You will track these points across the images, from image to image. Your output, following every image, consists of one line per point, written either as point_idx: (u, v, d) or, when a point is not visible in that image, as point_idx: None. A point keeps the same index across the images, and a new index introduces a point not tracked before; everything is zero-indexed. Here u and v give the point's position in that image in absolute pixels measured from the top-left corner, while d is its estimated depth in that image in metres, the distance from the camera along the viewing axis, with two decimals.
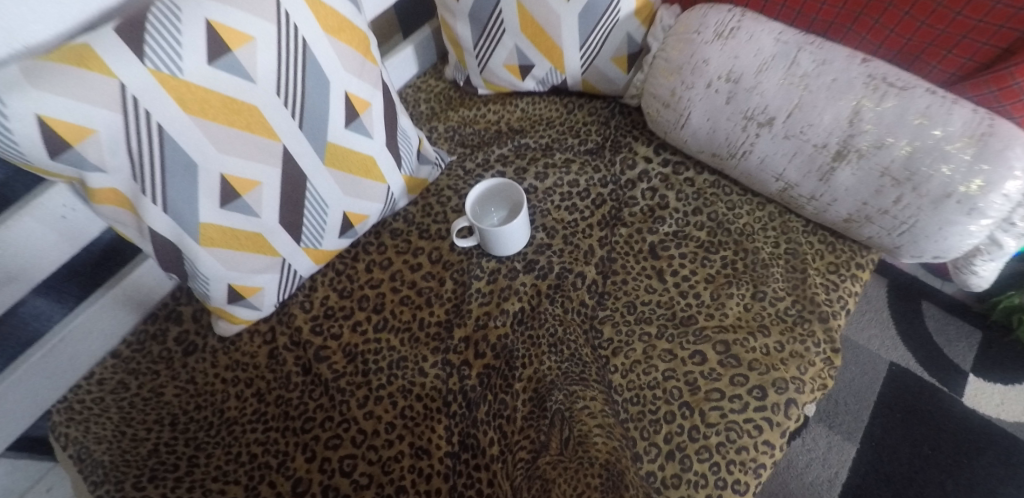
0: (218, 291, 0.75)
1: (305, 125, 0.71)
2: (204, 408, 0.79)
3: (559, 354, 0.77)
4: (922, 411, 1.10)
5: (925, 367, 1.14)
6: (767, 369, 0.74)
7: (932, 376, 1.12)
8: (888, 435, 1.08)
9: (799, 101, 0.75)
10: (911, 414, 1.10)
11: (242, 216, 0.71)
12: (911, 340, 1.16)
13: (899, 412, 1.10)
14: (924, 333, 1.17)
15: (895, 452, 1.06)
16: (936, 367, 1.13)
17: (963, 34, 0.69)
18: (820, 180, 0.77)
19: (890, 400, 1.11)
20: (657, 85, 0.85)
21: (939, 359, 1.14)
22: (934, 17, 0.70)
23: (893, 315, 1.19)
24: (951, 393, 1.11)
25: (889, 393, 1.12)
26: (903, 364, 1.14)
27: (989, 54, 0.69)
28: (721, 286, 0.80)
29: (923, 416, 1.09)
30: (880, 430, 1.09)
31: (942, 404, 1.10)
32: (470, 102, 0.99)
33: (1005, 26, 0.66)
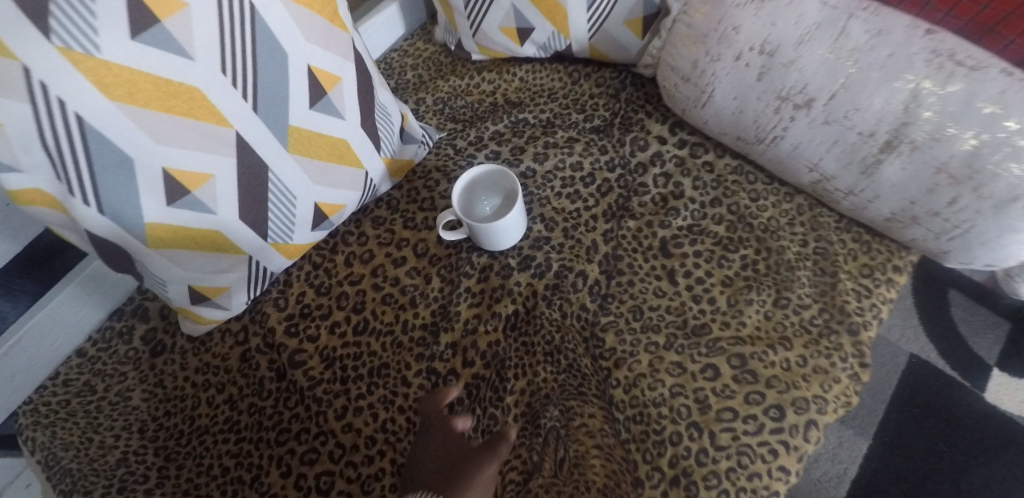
0: (177, 292, 0.68)
1: (261, 108, 0.61)
2: (175, 415, 0.73)
3: (555, 364, 0.70)
4: (941, 405, 1.02)
5: (947, 361, 1.05)
6: (787, 387, 0.66)
7: (954, 371, 1.04)
8: (903, 430, 1.01)
9: (846, 80, 0.63)
10: (929, 409, 1.02)
11: (196, 213, 0.62)
12: (938, 339, 1.07)
13: (917, 406, 1.02)
14: (949, 324, 1.08)
15: (910, 448, 0.99)
16: (959, 362, 1.05)
17: None
18: (861, 174, 0.67)
19: (908, 394, 1.04)
20: (675, 54, 0.74)
21: (964, 353, 1.06)
22: None
23: (922, 310, 1.10)
24: (974, 388, 1.03)
25: (907, 387, 1.04)
26: (924, 356, 1.06)
27: None
28: (740, 291, 0.71)
29: (942, 412, 1.02)
30: (896, 424, 1.02)
31: (960, 399, 1.02)
32: (462, 69, 0.90)
33: None
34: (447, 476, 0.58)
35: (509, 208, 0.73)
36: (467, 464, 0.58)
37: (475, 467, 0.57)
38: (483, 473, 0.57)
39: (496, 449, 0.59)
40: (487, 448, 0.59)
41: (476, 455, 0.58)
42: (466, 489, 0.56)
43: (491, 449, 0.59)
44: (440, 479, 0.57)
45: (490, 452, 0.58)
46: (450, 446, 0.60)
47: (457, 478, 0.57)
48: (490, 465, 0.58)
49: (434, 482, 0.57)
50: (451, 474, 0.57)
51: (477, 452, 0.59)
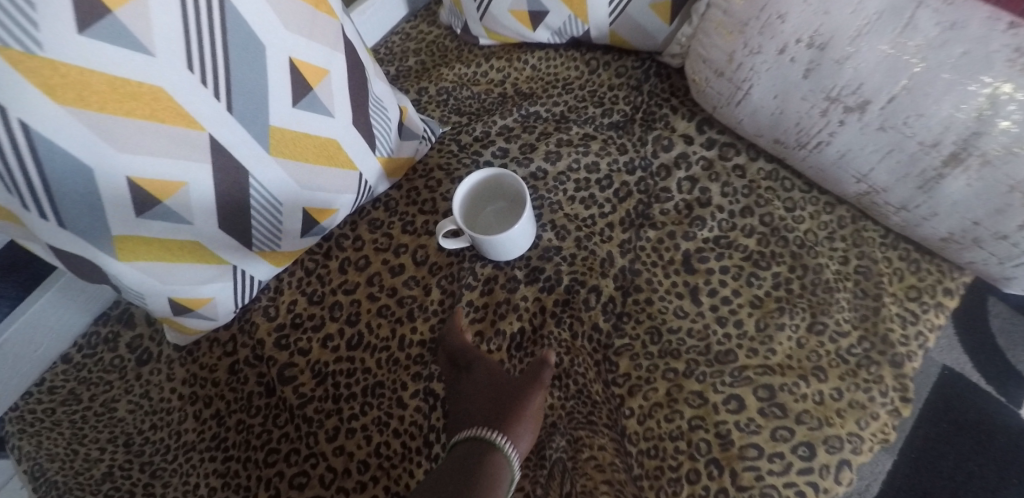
0: (157, 304, 0.63)
1: (237, 108, 0.54)
2: (161, 429, 0.69)
3: (564, 389, 0.64)
4: (975, 421, 0.87)
5: (983, 374, 0.91)
6: (818, 424, 0.59)
7: (989, 384, 0.90)
8: (931, 446, 0.85)
9: (909, 82, 0.54)
10: (961, 425, 0.87)
11: (169, 224, 0.57)
12: (972, 350, 0.93)
13: (948, 422, 0.87)
14: (986, 333, 0.94)
15: (938, 465, 0.84)
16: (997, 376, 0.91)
17: None
18: (918, 188, 0.59)
19: (938, 409, 0.88)
20: (708, 44, 0.65)
21: (1002, 365, 0.91)
22: None
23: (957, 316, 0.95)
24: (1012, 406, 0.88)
25: (938, 402, 0.89)
26: (958, 368, 0.91)
27: None
28: (771, 313, 0.64)
29: (976, 431, 0.86)
30: (923, 440, 0.86)
31: (1000, 416, 0.87)
32: (469, 54, 0.83)
33: None
34: (496, 406, 0.56)
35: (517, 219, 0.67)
36: (516, 392, 0.57)
37: (523, 395, 0.56)
38: (532, 399, 0.56)
39: (542, 375, 0.57)
40: (532, 375, 0.57)
41: (521, 383, 0.57)
42: (519, 415, 0.55)
43: (535, 376, 0.57)
44: (491, 409, 0.56)
45: (535, 379, 0.57)
46: (493, 376, 0.59)
47: (508, 407, 0.55)
48: (538, 392, 0.57)
49: (485, 413, 0.56)
50: (500, 404, 0.56)
51: (521, 381, 0.57)
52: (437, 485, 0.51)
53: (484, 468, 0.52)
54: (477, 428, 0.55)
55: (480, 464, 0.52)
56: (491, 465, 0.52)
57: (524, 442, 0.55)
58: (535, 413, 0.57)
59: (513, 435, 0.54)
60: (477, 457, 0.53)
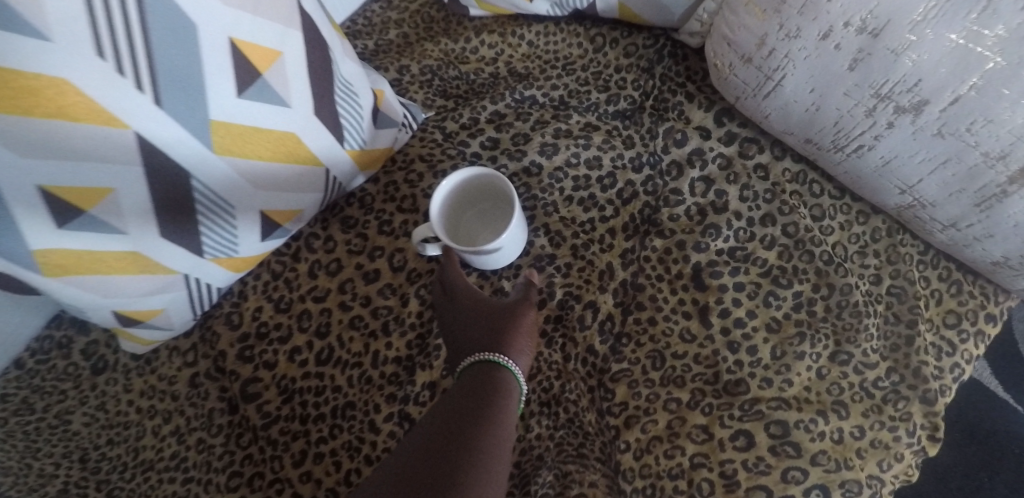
0: (101, 317, 0.57)
1: (166, 100, 0.45)
2: (118, 445, 0.63)
3: (553, 418, 0.57)
4: (987, 428, 0.77)
5: (1004, 380, 0.80)
6: (836, 467, 0.52)
7: (1008, 391, 0.79)
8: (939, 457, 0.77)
9: (980, 81, 0.44)
10: (973, 432, 0.77)
11: (99, 234, 0.50)
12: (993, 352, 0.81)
13: (959, 431, 0.78)
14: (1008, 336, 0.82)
15: (945, 475, 0.76)
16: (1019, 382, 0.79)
17: None
18: (974, 205, 0.50)
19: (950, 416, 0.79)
20: (735, 23, 0.55)
21: None
22: None
23: None
24: None
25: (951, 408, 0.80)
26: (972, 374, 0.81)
27: None
28: (788, 340, 0.57)
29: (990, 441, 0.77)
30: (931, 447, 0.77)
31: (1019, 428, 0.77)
32: (459, 27, 0.73)
33: None
34: (491, 329, 0.53)
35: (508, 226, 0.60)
36: (509, 315, 0.54)
37: (515, 314, 0.54)
38: (525, 318, 0.55)
39: (529, 295, 0.56)
40: (519, 297, 0.56)
41: (512, 305, 0.55)
42: (516, 335, 0.53)
43: (525, 298, 0.56)
44: (487, 334, 0.53)
45: (525, 300, 0.56)
46: (480, 303, 0.56)
47: (503, 327, 0.53)
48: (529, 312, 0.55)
49: (481, 339, 0.53)
50: (495, 327, 0.53)
51: (510, 305, 0.55)
52: (448, 410, 0.47)
53: (496, 382, 0.50)
54: (479, 352, 0.52)
55: (487, 384, 0.49)
56: (498, 383, 0.50)
57: (524, 360, 0.53)
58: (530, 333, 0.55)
59: (514, 352, 0.52)
60: (483, 379, 0.50)
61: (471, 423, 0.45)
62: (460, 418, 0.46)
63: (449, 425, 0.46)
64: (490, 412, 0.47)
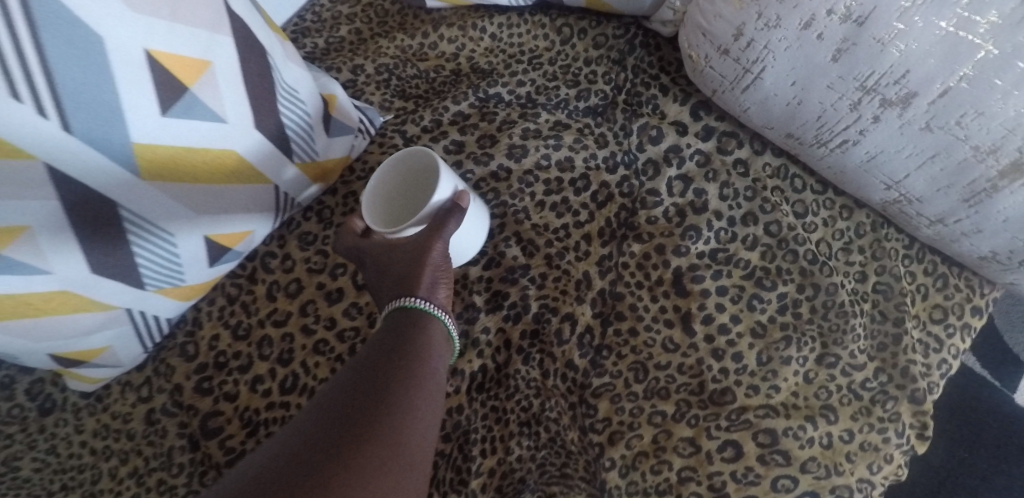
0: (36, 360, 0.52)
1: (76, 126, 0.40)
2: (74, 490, 0.59)
3: (534, 438, 0.55)
4: (966, 406, 0.80)
5: (979, 357, 0.82)
6: (826, 473, 0.51)
7: (985, 368, 0.81)
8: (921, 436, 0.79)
9: (971, 72, 0.41)
10: (952, 411, 0.80)
11: (19, 277, 0.44)
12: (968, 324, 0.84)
13: (941, 410, 0.80)
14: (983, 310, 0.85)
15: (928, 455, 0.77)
16: (991, 355, 0.82)
17: None
18: (963, 201, 0.47)
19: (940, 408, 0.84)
20: (710, 13, 0.51)
21: (1000, 349, 0.82)
22: None
23: None
24: (1004, 388, 0.80)
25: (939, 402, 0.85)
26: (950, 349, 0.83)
27: None
28: (775, 345, 0.54)
29: (974, 420, 0.79)
30: None
31: (994, 402, 0.79)
32: (416, 21, 0.68)
33: None
34: (405, 268, 0.48)
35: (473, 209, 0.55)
36: (424, 253, 0.48)
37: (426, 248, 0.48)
38: (440, 254, 0.48)
39: (446, 225, 0.49)
40: (432, 224, 0.49)
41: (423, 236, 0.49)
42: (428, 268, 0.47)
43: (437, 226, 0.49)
44: (402, 275, 0.48)
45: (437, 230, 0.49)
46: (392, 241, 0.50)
47: (415, 264, 0.48)
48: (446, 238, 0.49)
49: (397, 284, 0.48)
50: (407, 271, 0.48)
51: (421, 242, 0.48)
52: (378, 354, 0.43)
53: (415, 324, 0.45)
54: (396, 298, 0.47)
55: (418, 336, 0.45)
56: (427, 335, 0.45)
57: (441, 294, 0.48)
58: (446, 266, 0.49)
59: (429, 292, 0.47)
60: (413, 329, 0.45)
61: (400, 367, 0.42)
62: (389, 359, 0.43)
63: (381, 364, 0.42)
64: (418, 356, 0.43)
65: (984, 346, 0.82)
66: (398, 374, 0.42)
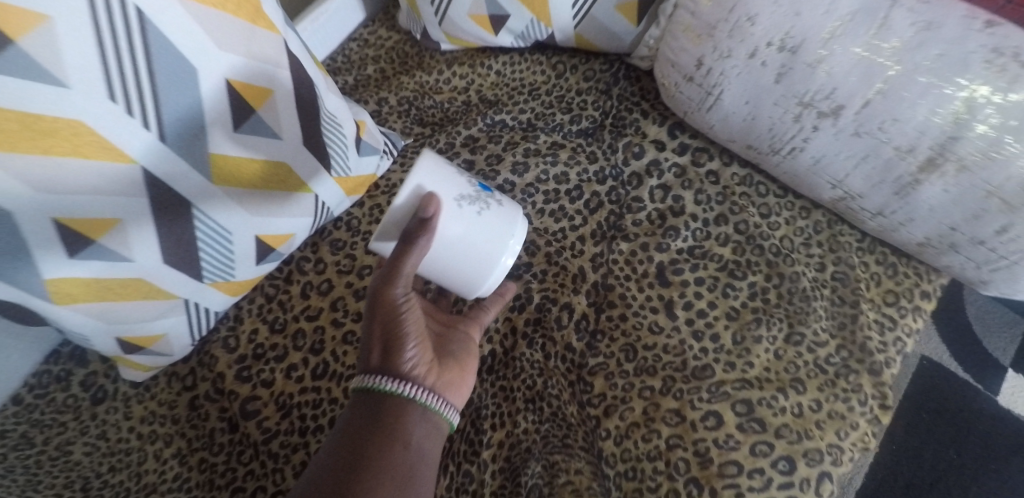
0: (104, 344, 0.59)
1: (169, 136, 0.51)
2: (120, 471, 0.65)
3: (538, 412, 0.62)
4: (950, 409, 0.98)
5: (960, 363, 1.02)
6: (798, 437, 0.58)
7: (967, 373, 1.01)
8: (912, 437, 0.97)
9: (884, 86, 0.52)
10: (938, 415, 0.98)
11: (104, 262, 0.53)
12: (947, 334, 1.04)
13: (927, 412, 0.99)
14: (962, 323, 1.05)
15: (919, 455, 0.96)
16: (971, 362, 1.02)
17: None
18: (895, 194, 0.57)
19: (915, 401, 1.00)
20: (677, 48, 0.62)
21: (973, 357, 1.02)
22: None
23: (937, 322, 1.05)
24: (985, 390, 1.00)
25: (914, 393, 1.00)
26: (936, 358, 1.02)
27: None
28: (748, 325, 0.62)
29: (954, 418, 0.98)
30: (905, 430, 0.98)
31: (972, 402, 0.99)
32: (430, 61, 0.79)
33: None
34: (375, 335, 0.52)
35: (484, 219, 0.58)
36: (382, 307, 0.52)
37: (388, 313, 0.52)
38: (400, 297, 0.52)
39: (401, 271, 0.52)
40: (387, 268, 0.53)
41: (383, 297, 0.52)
42: (392, 337, 0.51)
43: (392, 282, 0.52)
44: (373, 343, 0.52)
45: (391, 290, 0.52)
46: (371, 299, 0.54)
47: (382, 335, 0.52)
48: (404, 276, 0.52)
49: (369, 353, 0.52)
50: (376, 337, 0.52)
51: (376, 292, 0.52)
52: (357, 445, 0.48)
53: (385, 410, 0.50)
54: (365, 373, 0.51)
55: (391, 430, 0.49)
56: (399, 427, 0.49)
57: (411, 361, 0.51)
58: (412, 326, 0.52)
59: (394, 362, 0.51)
60: (388, 418, 0.49)
61: (367, 469, 0.47)
62: (362, 455, 0.48)
63: (353, 459, 0.47)
64: (384, 456, 0.48)
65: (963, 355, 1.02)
66: (364, 474, 0.47)
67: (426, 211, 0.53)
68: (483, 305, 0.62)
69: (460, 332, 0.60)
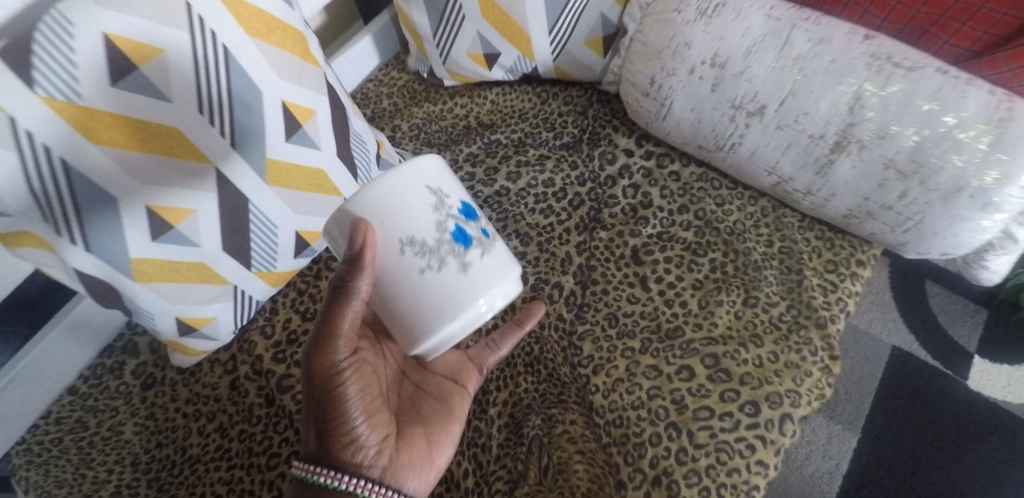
0: (166, 324, 0.70)
1: (239, 143, 0.64)
2: (166, 447, 0.75)
3: (536, 374, 0.73)
4: (925, 394, 1.08)
5: (929, 351, 1.12)
6: (759, 383, 0.68)
7: (938, 361, 1.11)
8: (891, 423, 1.06)
9: (794, 87, 0.67)
10: (914, 401, 1.08)
11: (180, 247, 0.65)
12: (916, 324, 1.15)
13: (904, 398, 1.08)
14: (928, 312, 1.15)
15: (899, 438, 1.05)
16: (939, 349, 1.12)
17: (963, 20, 0.64)
18: (816, 174, 0.70)
19: (893, 389, 1.09)
20: (635, 72, 0.78)
21: (941, 347, 1.12)
22: (931, 5, 0.65)
23: (905, 313, 1.16)
24: (956, 376, 1.10)
25: (889, 380, 1.10)
26: (906, 347, 1.12)
27: (991, 43, 0.64)
28: (710, 292, 0.74)
29: (929, 403, 1.07)
30: (884, 417, 1.07)
31: (947, 388, 1.09)
32: (436, 95, 0.95)
33: (1008, 13, 0.62)
34: (317, 413, 0.58)
35: (442, 273, 0.55)
36: (323, 391, 0.57)
37: (328, 394, 0.57)
38: (338, 369, 0.57)
39: (337, 344, 0.57)
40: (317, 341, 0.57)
41: (322, 376, 0.57)
42: (333, 419, 0.57)
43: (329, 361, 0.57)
44: (317, 421, 0.58)
45: (329, 370, 0.57)
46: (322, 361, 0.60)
47: (323, 415, 0.57)
48: (341, 343, 0.57)
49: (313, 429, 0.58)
50: (317, 415, 0.58)
51: (313, 366, 0.57)
52: None
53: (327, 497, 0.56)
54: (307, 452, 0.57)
55: None
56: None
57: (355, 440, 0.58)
58: (352, 405, 0.58)
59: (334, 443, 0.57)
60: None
61: None
62: None
63: None
64: None
65: (931, 344, 1.12)
66: None
67: (354, 262, 0.52)
68: (493, 348, 0.72)
69: (446, 390, 0.69)
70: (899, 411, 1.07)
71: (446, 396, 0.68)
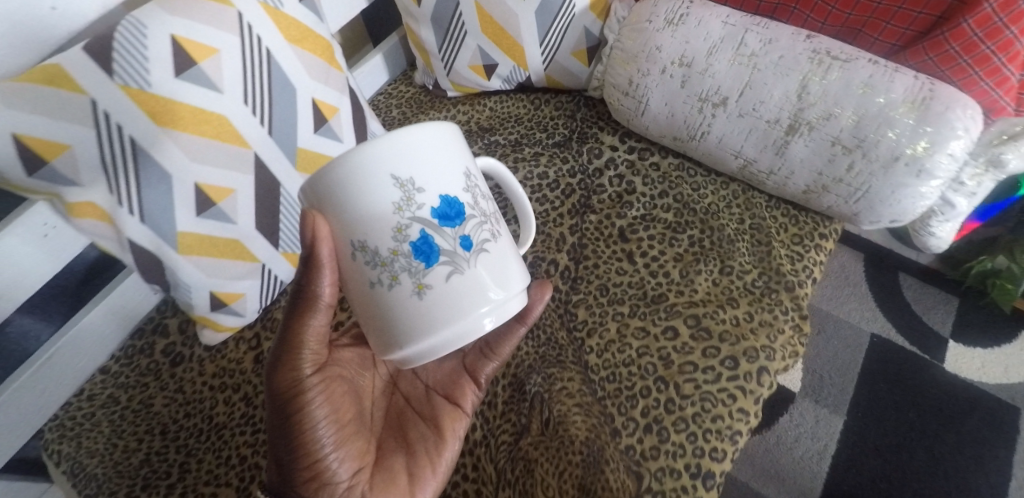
0: (200, 299, 0.76)
1: (275, 132, 0.74)
2: (194, 416, 0.81)
3: (536, 339, 0.80)
4: (908, 377, 1.17)
5: (906, 337, 1.22)
6: (736, 340, 0.75)
7: (915, 346, 1.21)
8: (874, 405, 1.14)
9: (750, 80, 0.78)
10: (894, 383, 1.17)
11: (219, 223, 0.73)
12: (892, 312, 1.25)
13: (884, 381, 1.17)
14: (902, 301, 1.26)
15: (884, 419, 1.13)
16: (916, 334, 1.22)
17: (887, 19, 0.76)
18: (775, 154, 0.80)
19: (873, 373, 1.18)
20: (614, 75, 0.89)
21: (917, 333, 1.22)
22: (860, 9, 0.77)
23: (881, 301, 1.26)
24: (934, 360, 1.19)
25: (872, 364, 1.19)
26: (885, 335, 1.22)
27: (912, 38, 0.76)
28: (690, 263, 0.83)
29: (908, 385, 1.16)
30: (867, 401, 1.15)
31: (929, 374, 1.17)
32: (440, 105, 1.06)
33: (923, 11, 0.74)
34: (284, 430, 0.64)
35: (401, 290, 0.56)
36: (291, 409, 0.64)
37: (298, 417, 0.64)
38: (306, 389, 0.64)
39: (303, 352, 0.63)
40: (282, 361, 0.63)
41: (292, 396, 0.64)
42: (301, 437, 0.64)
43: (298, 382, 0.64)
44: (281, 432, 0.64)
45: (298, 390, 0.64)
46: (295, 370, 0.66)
47: (290, 430, 0.64)
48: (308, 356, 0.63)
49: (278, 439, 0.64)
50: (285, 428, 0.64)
51: (283, 383, 0.63)
52: None
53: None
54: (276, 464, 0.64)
55: None
56: None
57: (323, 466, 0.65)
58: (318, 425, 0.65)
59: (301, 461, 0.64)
60: None
61: None
62: None
63: None
64: None
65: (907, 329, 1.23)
66: None
67: (311, 263, 0.58)
68: (488, 360, 0.75)
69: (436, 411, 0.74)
70: (882, 394, 1.15)
71: (441, 421, 0.73)
